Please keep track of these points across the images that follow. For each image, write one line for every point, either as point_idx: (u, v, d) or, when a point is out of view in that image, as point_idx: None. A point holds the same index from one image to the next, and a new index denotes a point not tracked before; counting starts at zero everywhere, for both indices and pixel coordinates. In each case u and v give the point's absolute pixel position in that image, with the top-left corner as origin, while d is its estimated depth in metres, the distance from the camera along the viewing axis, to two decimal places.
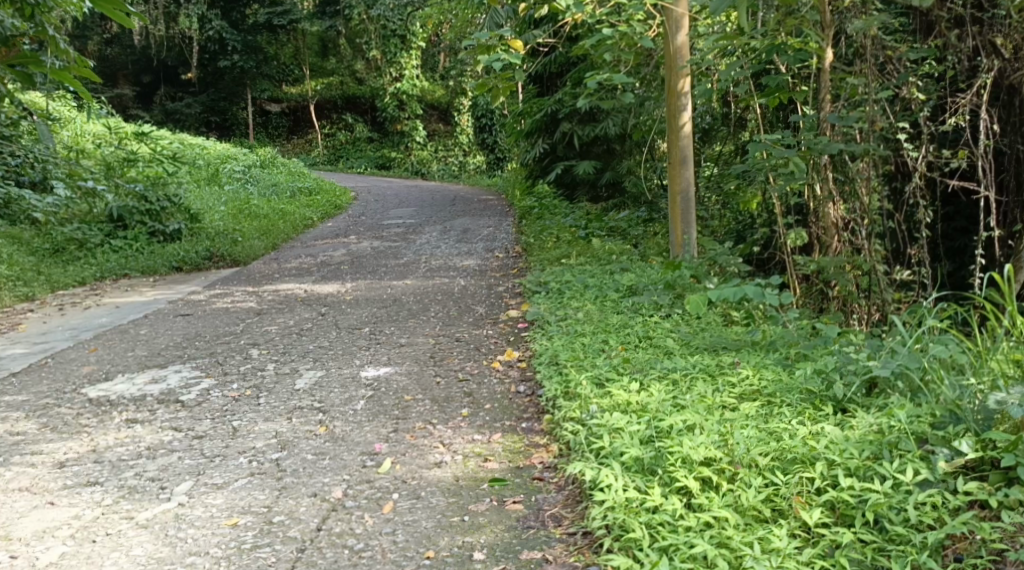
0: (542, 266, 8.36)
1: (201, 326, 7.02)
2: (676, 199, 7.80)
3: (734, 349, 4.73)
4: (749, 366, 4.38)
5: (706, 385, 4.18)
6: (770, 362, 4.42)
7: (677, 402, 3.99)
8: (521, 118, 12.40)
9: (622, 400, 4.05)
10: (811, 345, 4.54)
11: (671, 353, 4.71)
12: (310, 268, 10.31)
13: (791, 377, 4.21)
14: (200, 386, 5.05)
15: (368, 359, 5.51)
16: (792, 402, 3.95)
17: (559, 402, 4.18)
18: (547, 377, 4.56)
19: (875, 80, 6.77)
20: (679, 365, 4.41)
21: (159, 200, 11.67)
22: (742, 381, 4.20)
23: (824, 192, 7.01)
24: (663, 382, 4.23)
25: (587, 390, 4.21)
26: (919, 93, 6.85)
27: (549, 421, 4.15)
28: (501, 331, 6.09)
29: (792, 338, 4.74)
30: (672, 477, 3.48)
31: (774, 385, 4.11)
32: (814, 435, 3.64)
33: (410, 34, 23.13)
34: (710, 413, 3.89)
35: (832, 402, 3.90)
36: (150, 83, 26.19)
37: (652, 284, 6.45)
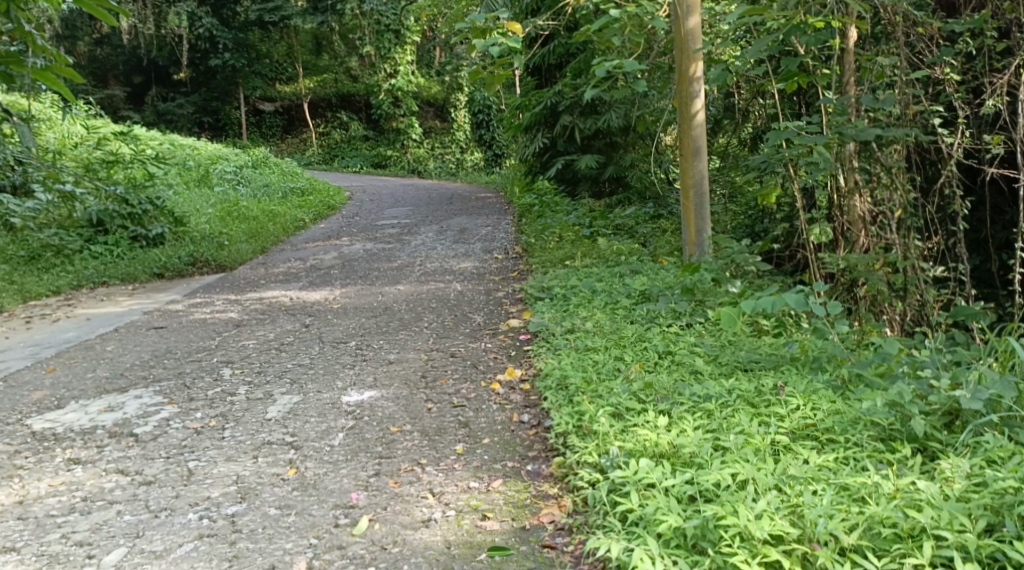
0: (546, 269, 7.75)
1: (173, 341, 6.40)
2: (689, 195, 7.16)
3: (770, 368, 4.15)
4: (797, 394, 3.79)
5: (750, 420, 3.60)
6: (821, 388, 3.83)
7: (719, 445, 3.43)
8: (520, 112, 11.80)
9: (651, 441, 3.48)
10: (866, 363, 3.95)
11: (698, 375, 4.11)
12: (298, 273, 9.69)
13: (853, 408, 3.64)
14: (160, 415, 4.42)
15: (351, 379, 4.89)
16: (861, 444, 3.42)
17: (573, 442, 3.60)
18: (555, 407, 3.96)
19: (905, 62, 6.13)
20: (711, 391, 3.82)
21: (141, 203, 11.00)
22: (792, 414, 3.64)
23: (849, 184, 6.33)
24: (696, 414, 3.66)
25: (605, 425, 3.62)
26: (952, 75, 6.20)
27: (561, 465, 3.57)
28: (502, 344, 5.47)
29: (838, 354, 4.13)
30: (730, 560, 2.94)
31: (832, 419, 3.57)
32: (901, 495, 3.12)
33: (405, 29, 22.51)
34: (763, 460, 3.35)
35: (911, 442, 3.40)
36: (140, 83, 25.57)
37: (667, 289, 5.83)
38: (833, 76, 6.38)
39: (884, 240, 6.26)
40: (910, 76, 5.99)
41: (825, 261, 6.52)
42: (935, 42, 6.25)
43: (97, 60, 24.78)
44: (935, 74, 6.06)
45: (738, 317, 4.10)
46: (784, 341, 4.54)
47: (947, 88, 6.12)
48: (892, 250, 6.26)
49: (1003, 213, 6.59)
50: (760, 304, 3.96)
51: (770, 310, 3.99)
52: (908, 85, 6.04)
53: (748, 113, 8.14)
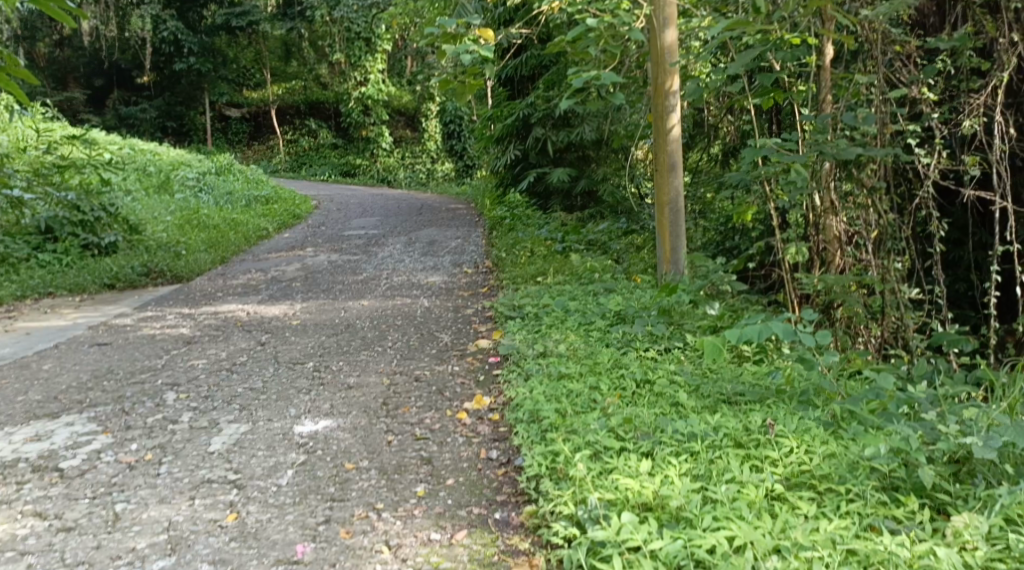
0: (516, 286, 7.43)
1: (115, 361, 6.03)
2: (664, 212, 6.87)
3: (756, 402, 3.85)
4: (789, 433, 3.53)
5: (741, 465, 3.34)
6: (814, 427, 3.57)
7: (710, 497, 3.16)
8: (491, 123, 11.49)
9: (634, 490, 3.19)
10: (858, 400, 3.69)
11: (678, 408, 3.81)
12: (257, 286, 9.29)
13: (850, 452, 3.40)
14: (91, 446, 4.10)
15: (305, 406, 4.51)
16: (866, 496, 3.18)
17: (545, 488, 3.30)
18: (525, 444, 3.65)
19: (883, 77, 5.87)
20: (697, 430, 3.55)
21: (93, 210, 10.63)
22: (787, 459, 3.38)
23: (826, 203, 6.07)
24: (682, 458, 3.39)
25: (581, 469, 3.32)
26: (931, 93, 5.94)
27: (531, 514, 3.27)
28: (469, 368, 5.13)
29: (828, 388, 3.85)
30: None
31: (830, 464, 3.32)
32: (919, 564, 2.85)
33: (375, 37, 22.19)
34: (761, 515, 3.09)
35: (922, 495, 3.18)
36: (102, 87, 24.97)
37: (643, 311, 5.53)
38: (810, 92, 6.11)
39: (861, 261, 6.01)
40: (889, 94, 5.75)
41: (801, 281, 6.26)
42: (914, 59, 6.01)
43: (58, 62, 24.13)
44: (913, 92, 5.82)
45: (720, 348, 3.75)
46: (768, 370, 4.24)
47: (923, 107, 5.88)
48: (870, 272, 5.99)
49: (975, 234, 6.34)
50: (742, 333, 3.62)
51: (755, 338, 3.65)
52: (887, 103, 5.80)
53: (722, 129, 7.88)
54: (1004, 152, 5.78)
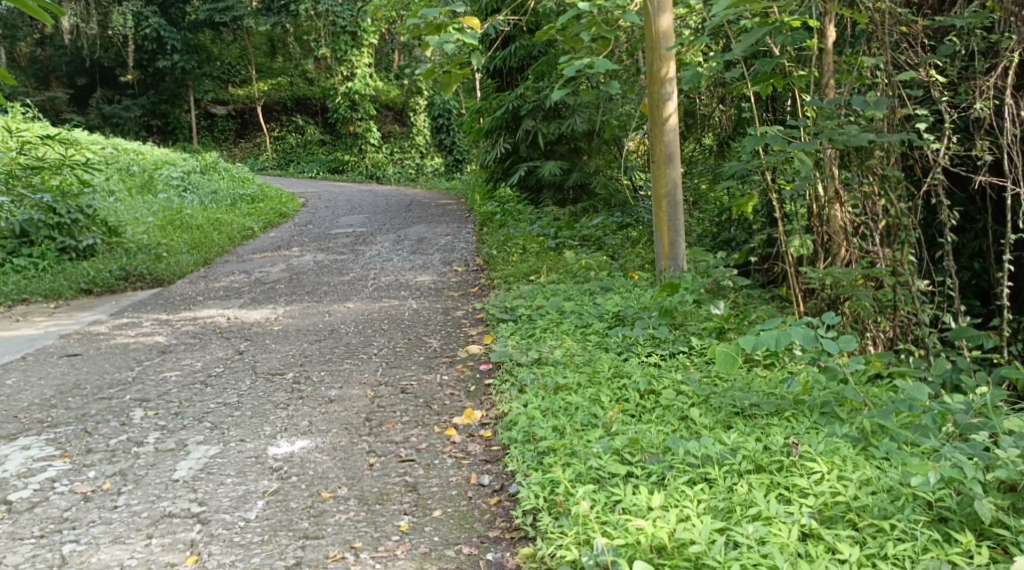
0: (508, 285, 7.10)
1: (84, 374, 5.69)
2: (662, 206, 6.52)
3: (773, 416, 3.55)
4: (818, 456, 3.27)
5: (768, 497, 3.09)
6: (843, 446, 3.32)
7: (739, 541, 2.92)
8: (480, 115, 11.13)
9: (642, 531, 2.96)
10: (889, 413, 3.41)
11: (689, 428, 3.53)
12: (240, 289, 8.92)
13: (890, 476, 3.16)
14: (45, 474, 3.76)
15: (282, 424, 4.17)
16: (914, 534, 2.94)
17: (545, 527, 3.08)
18: (521, 470, 3.39)
19: (889, 59, 5.52)
20: (716, 454, 3.31)
21: (70, 212, 10.25)
22: (819, 487, 3.13)
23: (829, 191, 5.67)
24: (704, 490, 3.15)
25: (583, 505, 3.10)
26: (940, 76, 5.60)
27: (527, 554, 3.03)
28: (459, 377, 4.79)
29: (852, 399, 3.56)
30: None
31: (867, 495, 3.08)
32: None
33: (361, 31, 21.78)
34: (797, 562, 2.85)
35: (978, 529, 2.95)
36: (85, 85, 24.48)
37: (643, 312, 5.21)
38: (811, 77, 5.74)
39: (867, 254, 5.66)
40: (895, 78, 5.44)
41: (804, 274, 5.90)
42: (920, 40, 5.69)
43: (39, 62, 23.66)
44: (920, 75, 5.50)
45: (735, 356, 3.42)
46: (781, 376, 3.93)
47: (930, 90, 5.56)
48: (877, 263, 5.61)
49: (975, 221, 5.97)
50: (758, 342, 3.29)
51: (773, 346, 3.32)
52: (893, 87, 5.48)
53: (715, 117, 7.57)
54: (1017, 136, 5.45)
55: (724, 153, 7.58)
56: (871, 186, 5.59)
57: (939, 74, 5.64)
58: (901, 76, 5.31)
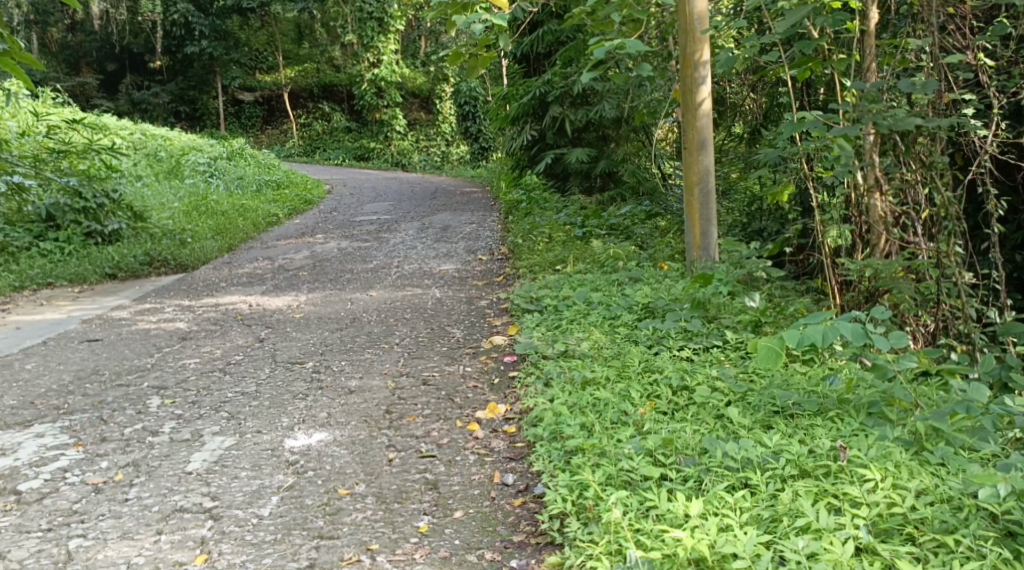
0: (534, 274, 6.95)
1: (103, 360, 5.60)
2: (693, 193, 6.33)
3: (818, 418, 3.39)
4: (871, 462, 3.10)
5: (818, 508, 2.93)
6: (895, 450, 3.14)
7: (787, 556, 2.76)
8: (506, 103, 10.96)
9: (681, 543, 2.81)
10: (947, 416, 3.23)
11: (728, 430, 3.37)
12: (263, 275, 8.82)
13: (950, 486, 2.97)
14: (58, 462, 3.66)
15: (300, 415, 4.03)
16: (979, 550, 2.76)
17: (574, 535, 2.94)
18: (548, 471, 3.26)
19: (935, 40, 5.30)
20: (760, 459, 3.15)
21: (95, 196, 10.10)
22: (874, 497, 2.95)
23: (869, 180, 5.44)
24: (749, 498, 2.99)
25: (614, 511, 2.96)
26: (986, 59, 5.37)
27: (554, 563, 2.89)
28: (482, 369, 4.64)
29: (904, 398, 3.37)
30: None
31: (924, 506, 2.90)
32: None
33: (388, 17, 21.61)
34: None
35: None
36: (115, 71, 24.52)
37: (674, 303, 5.05)
38: (852, 61, 5.55)
39: (907, 244, 5.42)
40: (942, 61, 5.22)
41: (841, 265, 5.69)
42: (967, 21, 5.40)
43: (70, 48, 23.73)
44: (968, 58, 5.27)
45: (778, 352, 3.15)
46: (822, 373, 3.76)
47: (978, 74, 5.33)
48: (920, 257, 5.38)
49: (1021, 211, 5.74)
50: (803, 338, 3.01)
51: (819, 342, 3.04)
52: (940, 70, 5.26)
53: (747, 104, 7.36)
54: None
55: (756, 140, 7.37)
56: (914, 174, 5.35)
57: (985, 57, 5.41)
58: (951, 58, 5.08)
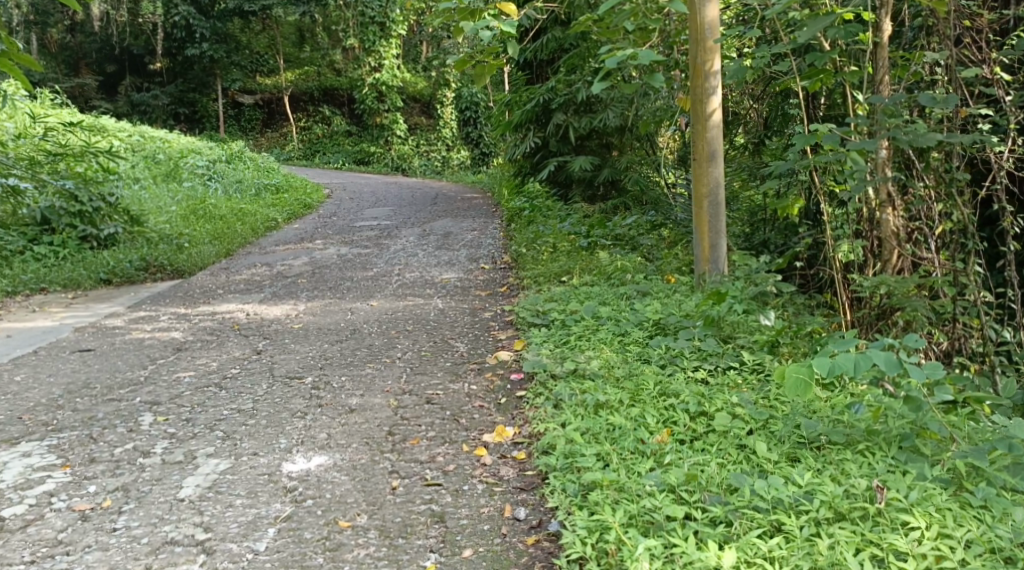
0: (539, 286, 6.79)
1: (95, 371, 5.43)
2: (702, 204, 6.15)
3: (848, 452, 3.23)
4: (913, 505, 2.95)
5: (863, 560, 2.77)
6: (937, 492, 2.99)
7: None
8: (509, 109, 10.80)
9: None
10: (988, 452, 3.09)
11: (755, 465, 3.21)
12: (261, 282, 8.65)
13: (1002, 538, 2.83)
14: (44, 485, 3.50)
15: (299, 436, 3.87)
16: None
17: None
18: (563, 506, 3.11)
19: (952, 53, 5.15)
20: (793, 500, 2.99)
21: (91, 199, 9.92)
22: (921, 547, 2.80)
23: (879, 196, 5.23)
24: (787, 547, 2.83)
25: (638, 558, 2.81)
26: (1004, 73, 5.23)
27: None
28: (487, 387, 4.47)
29: (937, 430, 3.22)
30: None
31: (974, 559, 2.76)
32: None
33: (390, 22, 21.43)
34: None
35: None
36: (114, 72, 24.35)
37: (685, 320, 4.89)
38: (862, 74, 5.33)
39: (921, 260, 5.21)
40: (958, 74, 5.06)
41: (852, 282, 5.49)
42: (985, 34, 5.25)
43: (69, 48, 23.54)
44: (985, 72, 5.13)
45: (807, 380, 2.98)
46: (844, 400, 3.61)
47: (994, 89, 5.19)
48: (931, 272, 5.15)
49: None
50: (835, 367, 2.84)
51: (851, 372, 2.87)
52: (955, 83, 5.11)
53: (746, 115, 7.19)
54: None
55: (758, 151, 7.19)
56: (928, 190, 5.19)
57: (1004, 71, 5.27)
58: (967, 72, 4.94)
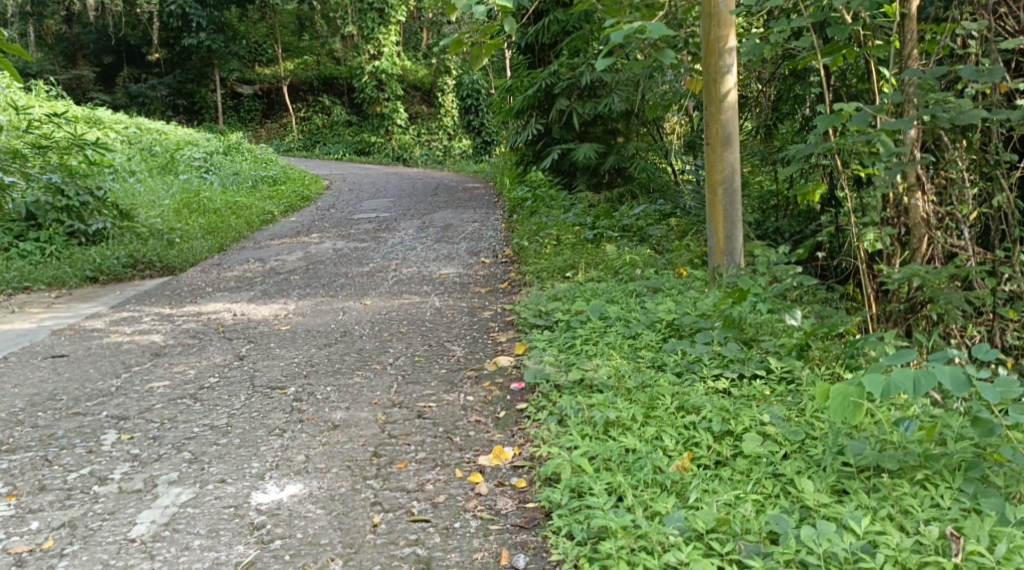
0: (542, 282, 6.38)
1: (65, 381, 5.02)
2: (717, 192, 5.70)
3: (910, 486, 2.88)
4: (998, 557, 2.60)
5: None
6: (1020, 537, 2.65)
7: None
8: (511, 96, 10.36)
9: None
10: None
11: (796, 502, 2.89)
12: (253, 279, 8.22)
13: None
14: None
15: (274, 459, 3.46)
16: None
17: None
18: (570, 559, 2.77)
19: (987, 23, 4.63)
20: (848, 551, 2.65)
21: (78, 194, 9.50)
22: None
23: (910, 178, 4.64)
24: None
25: None
26: None
27: None
28: (484, 399, 4.06)
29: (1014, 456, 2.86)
30: None
31: None
32: None
33: (389, 8, 20.96)
34: None
35: None
36: (112, 64, 23.90)
37: (701, 320, 4.47)
38: (888, 49, 4.78)
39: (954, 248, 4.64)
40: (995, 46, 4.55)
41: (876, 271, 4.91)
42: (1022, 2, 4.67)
43: (67, 40, 23.08)
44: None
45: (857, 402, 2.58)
46: (890, 415, 3.23)
47: None
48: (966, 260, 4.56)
49: None
50: (889, 387, 2.47)
51: (910, 390, 2.48)
52: (991, 57, 4.58)
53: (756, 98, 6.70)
54: None
55: (770, 135, 6.67)
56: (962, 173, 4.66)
57: None
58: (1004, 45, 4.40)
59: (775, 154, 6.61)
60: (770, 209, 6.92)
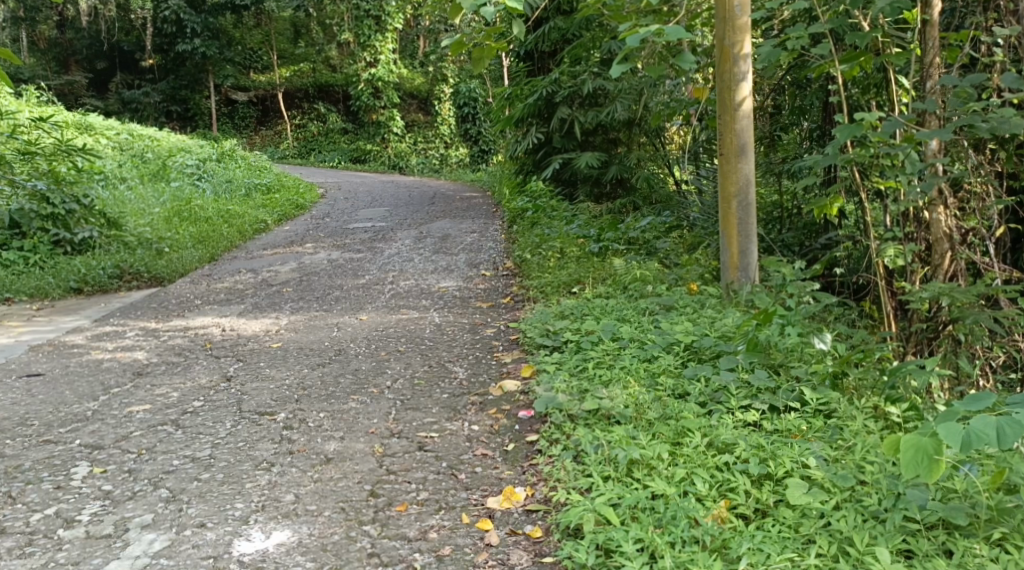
0: (547, 298, 6.06)
1: (40, 404, 4.68)
2: (730, 205, 5.34)
3: (988, 548, 2.67)
4: None
5: None
6: None
7: None
8: (511, 103, 10.03)
9: None
10: None
11: (859, 567, 2.68)
12: (243, 292, 7.87)
13: None
14: None
15: (260, 498, 3.23)
16: None
17: None
18: None
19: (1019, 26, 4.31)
20: None
21: (64, 201, 9.14)
22: None
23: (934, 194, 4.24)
24: None
25: None
26: None
27: None
28: (491, 429, 3.73)
29: None
30: None
31: None
32: None
33: (386, 15, 20.66)
34: None
35: None
36: (105, 69, 23.50)
37: (722, 344, 4.15)
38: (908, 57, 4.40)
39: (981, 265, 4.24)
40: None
41: (893, 289, 4.49)
42: None
43: (60, 45, 22.69)
44: None
45: (933, 453, 2.43)
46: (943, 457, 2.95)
47: None
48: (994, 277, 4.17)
49: None
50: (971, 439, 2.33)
51: (992, 441, 2.34)
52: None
53: None
54: None
55: None
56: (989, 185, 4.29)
57: None
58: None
59: (779, 165, 6.12)
60: (773, 222, 6.29)
